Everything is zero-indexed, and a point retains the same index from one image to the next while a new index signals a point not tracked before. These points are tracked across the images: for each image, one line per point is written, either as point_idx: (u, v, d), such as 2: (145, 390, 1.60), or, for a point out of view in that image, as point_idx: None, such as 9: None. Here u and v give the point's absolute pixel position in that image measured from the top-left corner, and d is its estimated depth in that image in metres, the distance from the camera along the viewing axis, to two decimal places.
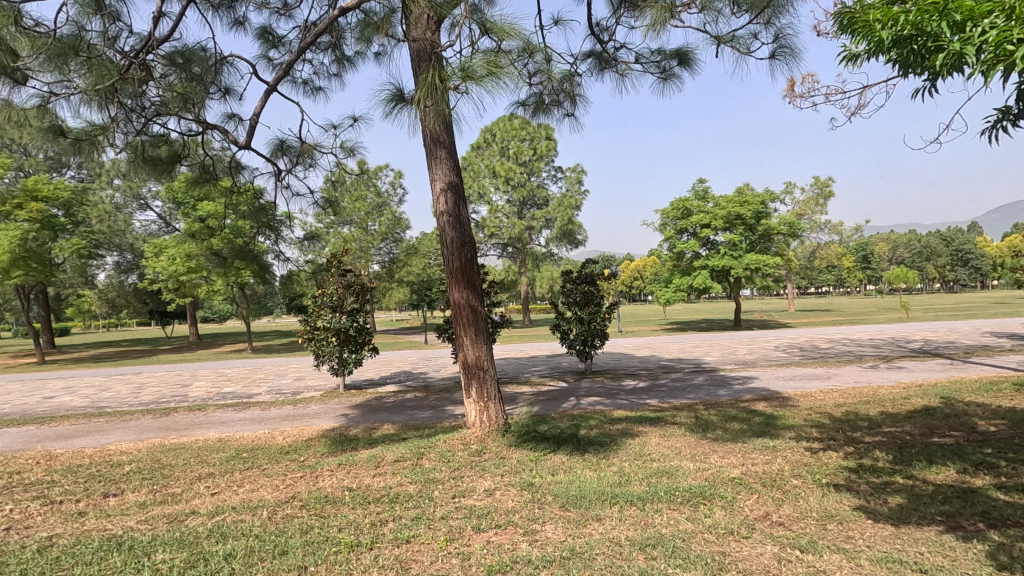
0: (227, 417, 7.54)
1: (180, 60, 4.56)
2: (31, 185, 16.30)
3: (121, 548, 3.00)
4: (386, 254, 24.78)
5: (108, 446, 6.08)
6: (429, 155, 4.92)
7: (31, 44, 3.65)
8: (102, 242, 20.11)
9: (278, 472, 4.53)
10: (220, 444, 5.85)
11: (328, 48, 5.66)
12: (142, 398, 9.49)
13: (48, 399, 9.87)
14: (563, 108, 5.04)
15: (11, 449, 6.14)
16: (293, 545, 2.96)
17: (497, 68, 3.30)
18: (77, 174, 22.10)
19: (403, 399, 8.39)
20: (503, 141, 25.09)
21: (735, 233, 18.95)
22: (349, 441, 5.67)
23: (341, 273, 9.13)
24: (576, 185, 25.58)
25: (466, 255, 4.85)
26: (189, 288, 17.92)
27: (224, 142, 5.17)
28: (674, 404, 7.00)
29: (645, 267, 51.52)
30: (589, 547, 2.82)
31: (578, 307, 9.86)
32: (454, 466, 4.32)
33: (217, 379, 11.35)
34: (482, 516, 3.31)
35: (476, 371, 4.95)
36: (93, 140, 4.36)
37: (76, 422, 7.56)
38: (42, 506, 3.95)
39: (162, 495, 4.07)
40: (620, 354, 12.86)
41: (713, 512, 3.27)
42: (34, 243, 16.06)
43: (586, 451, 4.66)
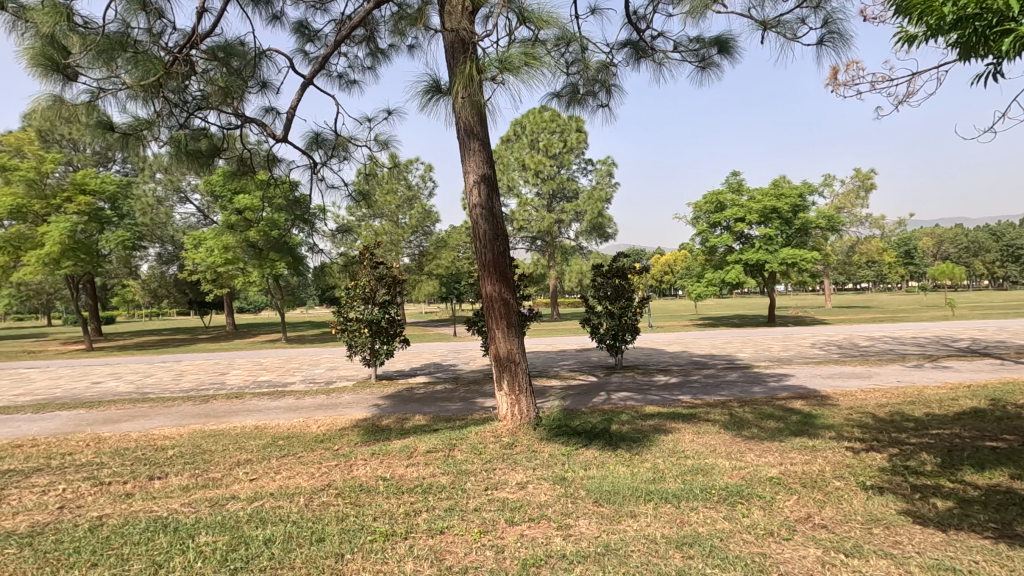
0: (263, 405, 7.74)
1: (222, 55, 4.66)
2: (80, 179, 17.01)
3: (167, 530, 3.10)
4: (416, 247, 24.98)
5: (152, 431, 6.30)
6: (463, 147, 4.90)
7: (81, 41, 3.76)
8: (144, 234, 20.87)
9: (312, 460, 4.62)
10: (257, 432, 5.99)
11: (362, 41, 5.70)
12: (183, 385, 9.82)
13: (96, 384, 10.30)
14: (598, 98, 4.96)
15: (63, 431, 6.42)
16: (330, 532, 3.01)
17: (534, 58, 3.26)
18: (123, 168, 22.96)
19: (433, 390, 8.47)
20: (533, 133, 24.97)
21: (771, 227, 18.44)
22: (382, 431, 5.76)
23: (373, 266, 9.27)
24: (606, 178, 25.33)
25: (498, 248, 4.84)
26: (227, 279, 18.46)
27: (262, 135, 5.27)
28: (707, 400, 6.88)
29: (677, 261, 50.92)
30: (624, 543, 2.79)
31: (608, 302, 9.75)
32: (486, 458, 4.32)
33: (254, 368, 11.68)
34: (515, 509, 3.31)
35: (507, 364, 4.94)
36: (138, 135, 4.49)
37: (122, 407, 7.88)
38: (93, 486, 4.13)
39: (203, 480, 4.19)
40: (650, 349, 12.71)
41: (751, 511, 3.20)
42: (83, 235, 16.76)
43: (618, 447, 4.60)
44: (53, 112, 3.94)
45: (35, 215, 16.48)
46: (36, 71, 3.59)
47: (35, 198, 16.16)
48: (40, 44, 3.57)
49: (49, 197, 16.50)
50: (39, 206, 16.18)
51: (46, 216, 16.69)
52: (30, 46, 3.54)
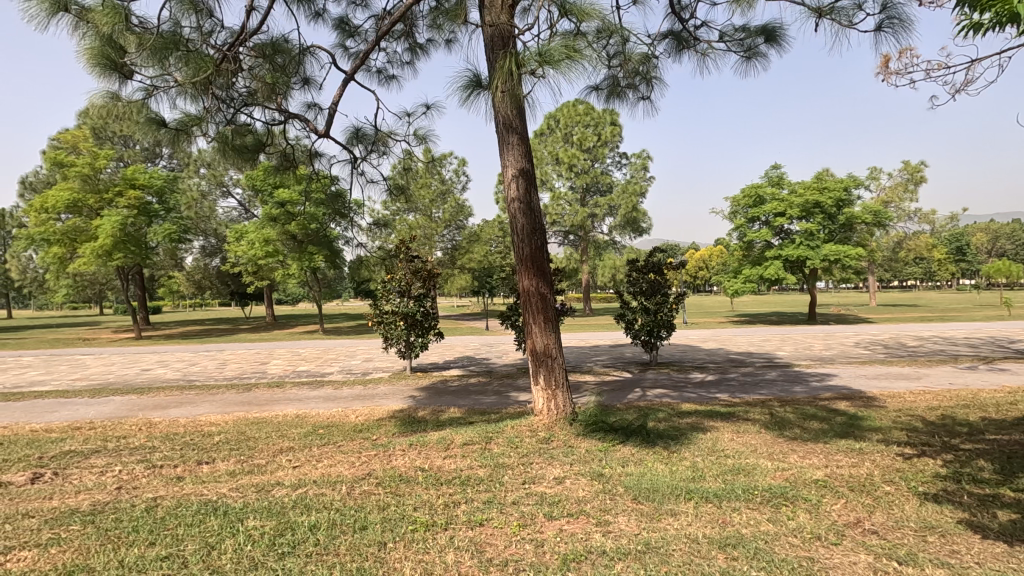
0: (303, 395, 7.95)
1: (268, 52, 4.77)
2: (131, 174, 17.74)
3: (217, 513, 3.21)
4: (449, 241, 25.17)
5: (198, 417, 6.54)
6: (502, 141, 4.89)
7: (137, 41, 3.90)
8: (189, 227, 21.63)
9: (353, 449, 4.72)
10: (298, 420, 6.15)
11: (402, 37, 5.74)
12: (227, 373, 10.17)
13: (146, 371, 10.75)
14: (638, 91, 4.87)
15: (117, 416, 6.74)
16: (371, 520, 3.06)
17: (575, 52, 3.21)
18: (170, 164, 23.85)
19: (467, 383, 8.55)
20: (567, 127, 24.83)
21: (813, 223, 17.87)
22: (419, 422, 5.83)
23: (409, 259, 9.38)
24: (641, 172, 24.96)
25: (536, 242, 4.83)
26: (267, 272, 18.98)
27: (304, 131, 5.37)
28: (746, 399, 6.73)
29: (712, 257, 50.12)
30: (665, 542, 2.75)
31: (644, 297, 9.62)
32: (523, 452, 4.33)
33: (293, 358, 12.00)
34: (554, 503, 3.31)
35: (544, 359, 4.94)
36: (188, 131, 4.64)
37: (171, 393, 8.21)
38: (146, 469, 4.32)
39: (249, 466, 4.33)
40: (685, 346, 12.50)
41: (797, 514, 3.12)
42: (133, 228, 17.49)
43: (656, 444, 4.54)
44: (110, 108, 4.11)
45: (89, 209, 17.28)
46: (94, 70, 3.74)
47: (90, 192, 16.98)
48: (99, 43, 3.72)
49: (102, 191, 17.27)
50: (93, 200, 16.97)
51: (100, 210, 17.47)
52: (88, 46, 3.69)
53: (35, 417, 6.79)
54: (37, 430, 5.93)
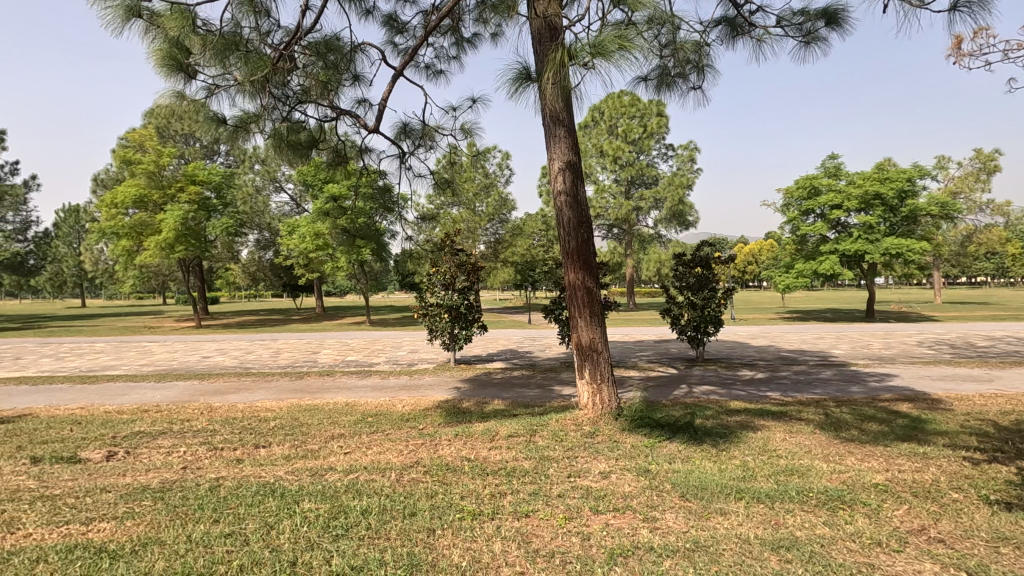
0: (352, 383, 8.21)
1: (322, 50, 4.90)
2: (191, 171, 18.64)
3: (275, 494, 3.37)
4: (492, 235, 25.32)
5: (255, 403, 6.86)
6: (548, 134, 4.87)
7: (200, 42, 4.09)
8: (245, 221, 22.58)
9: (400, 437, 4.84)
10: (347, 408, 6.36)
11: (448, 31, 5.79)
12: (281, 361, 10.60)
13: (206, 358, 11.33)
14: (689, 81, 4.76)
15: (181, 399, 7.15)
16: (421, 507, 3.14)
17: (627, 42, 3.15)
18: (227, 160, 24.91)
19: (511, 376, 8.62)
20: (612, 118, 24.51)
21: (872, 215, 16.99)
22: (463, 413, 5.91)
23: (454, 253, 9.49)
24: (688, 164, 24.35)
25: (582, 235, 4.80)
26: (318, 264, 19.58)
27: (355, 127, 5.50)
28: (799, 398, 6.51)
29: (761, 251, 48.76)
30: (715, 541, 2.70)
31: (691, 292, 9.38)
32: (567, 445, 4.33)
33: (342, 348, 12.38)
34: (600, 498, 3.29)
35: (589, 353, 4.91)
36: (246, 128, 4.82)
37: (229, 379, 8.64)
38: (208, 450, 4.56)
39: (303, 450, 4.51)
40: (733, 343, 12.18)
41: (855, 518, 2.99)
42: (194, 222, 18.38)
43: (704, 441, 4.45)
44: (178, 108, 4.34)
45: (154, 204, 18.29)
46: (162, 70, 3.95)
47: (155, 188, 17.97)
48: (166, 46, 3.91)
49: (165, 188, 18.23)
50: (157, 195, 17.95)
51: (164, 205, 18.45)
52: (157, 48, 3.89)
53: (108, 399, 7.28)
54: (110, 412, 6.36)
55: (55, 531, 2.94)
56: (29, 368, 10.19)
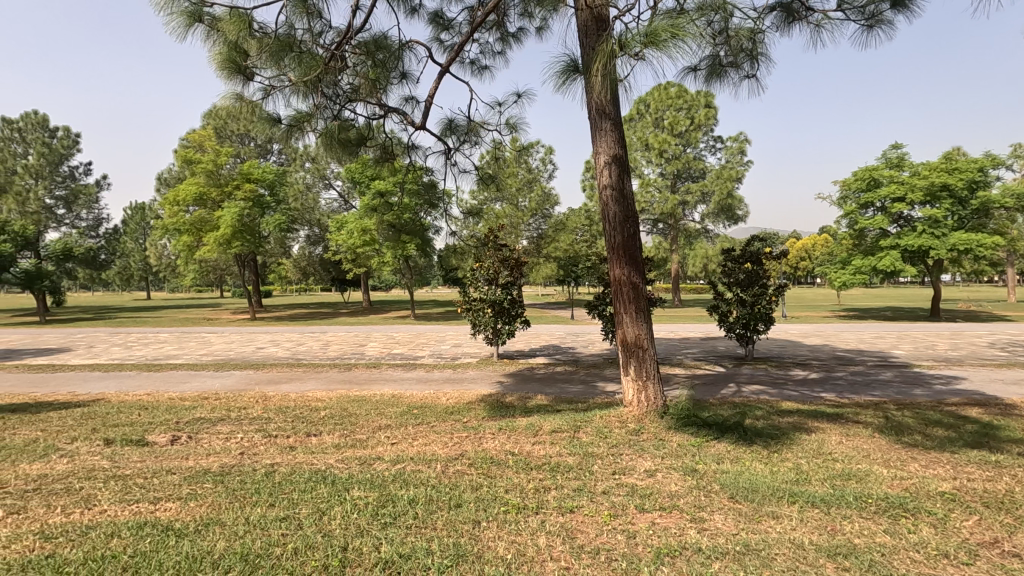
0: (398, 376, 8.39)
1: (372, 49, 5.00)
2: (246, 169, 19.45)
3: (326, 481, 3.48)
4: (535, 230, 25.31)
5: (307, 392, 7.11)
6: (594, 127, 4.81)
7: (257, 45, 4.25)
8: (296, 217, 23.39)
9: (446, 430, 4.91)
10: (394, 400, 6.51)
11: (493, 27, 5.79)
12: (330, 353, 10.95)
13: (260, 349, 11.82)
14: (742, 69, 4.59)
15: (238, 388, 7.49)
16: (466, 499, 3.18)
17: (680, 31, 3.07)
18: (280, 159, 25.85)
19: (554, 371, 8.60)
20: (658, 111, 24.02)
21: (939, 208, 16.00)
22: (507, 408, 5.95)
23: (498, 248, 9.53)
24: (737, 156, 23.60)
25: (629, 230, 4.73)
26: (365, 259, 20.09)
27: (403, 124, 5.59)
28: (856, 400, 6.22)
29: (816, 246, 46.94)
30: (767, 545, 2.62)
31: (740, 288, 9.08)
32: (612, 442, 4.29)
33: (388, 342, 12.67)
34: (645, 496, 3.25)
35: (635, 350, 4.85)
36: (299, 127, 4.97)
37: (282, 370, 8.98)
38: (264, 437, 4.76)
39: (352, 440, 4.64)
40: (784, 341, 11.75)
41: (919, 528, 2.84)
42: (249, 218, 19.14)
43: (754, 442, 4.31)
44: (236, 108, 4.52)
45: (213, 201, 19.18)
46: (222, 73, 4.13)
47: (213, 186, 18.85)
48: (226, 49, 4.08)
49: (223, 186, 19.09)
50: (215, 193, 18.82)
51: (221, 202, 19.31)
52: (218, 51, 4.07)
53: (172, 386, 7.71)
54: (174, 398, 6.73)
55: (127, 508, 3.14)
56: (102, 356, 10.90)
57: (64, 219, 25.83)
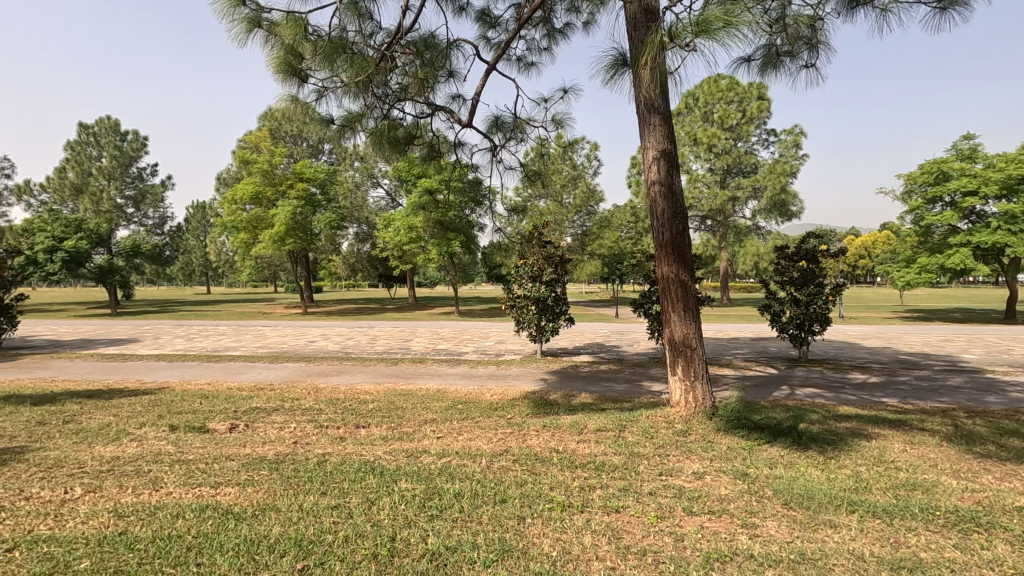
0: (443, 371, 8.52)
1: (420, 48, 5.07)
2: (299, 169, 20.14)
3: (375, 472, 3.57)
4: (579, 227, 25.16)
5: (355, 385, 7.33)
6: (642, 122, 4.72)
7: (312, 47, 4.38)
8: (346, 215, 24.08)
9: (490, 426, 4.94)
10: (439, 394, 6.61)
11: (540, 23, 5.76)
12: (377, 348, 11.22)
13: (312, 342, 12.24)
14: (799, 59, 4.40)
15: (290, 379, 7.79)
16: (511, 495, 3.19)
17: (733, 19, 2.98)
18: (331, 158, 26.64)
19: (598, 370, 8.53)
20: (707, 104, 23.39)
21: (1016, 202, 14.91)
22: (551, 405, 5.93)
23: (542, 245, 9.52)
24: (792, 150, 22.70)
25: (678, 226, 4.63)
26: (411, 256, 20.47)
27: (449, 122, 5.65)
28: (921, 406, 5.88)
29: (877, 243, 44.78)
30: (824, 555, 2.52)
31: (794, 287, 8.72)
32: (658, 443, 4.21)
33: (433, 337, 12.87)
34: (693, 498, 3.18)
35: (682, 349, 4.75)
36: (350, 127, 5.10)
37: (332, 363, 9.28)
38: (315, 428, 4.93)
39: (399, 433, 4.75)
40: (842, 343, 11.22)
41: (993, 544, 2.66)
42: (302, 217, 19.81)
43: (809, 447, 4.14)
44: (292, 110, 4.68)
45: (268, 200, 19.98)
46: (278, 75, 4.29)
47: (268, 185, 19.63)
48: (282, 53, 4.24)
49: (277, 185, 19.85)
50: (270, 192, 19.61)
51: (275, 201, 20.09)
52: (275, 55, 4.23)
53: (230, 377, 8.08)
54: (232, 388, 7.07)
55: (190, 491, 3.31)
56: (167, 347, 11.55)
57: (133, 217, 27.46)
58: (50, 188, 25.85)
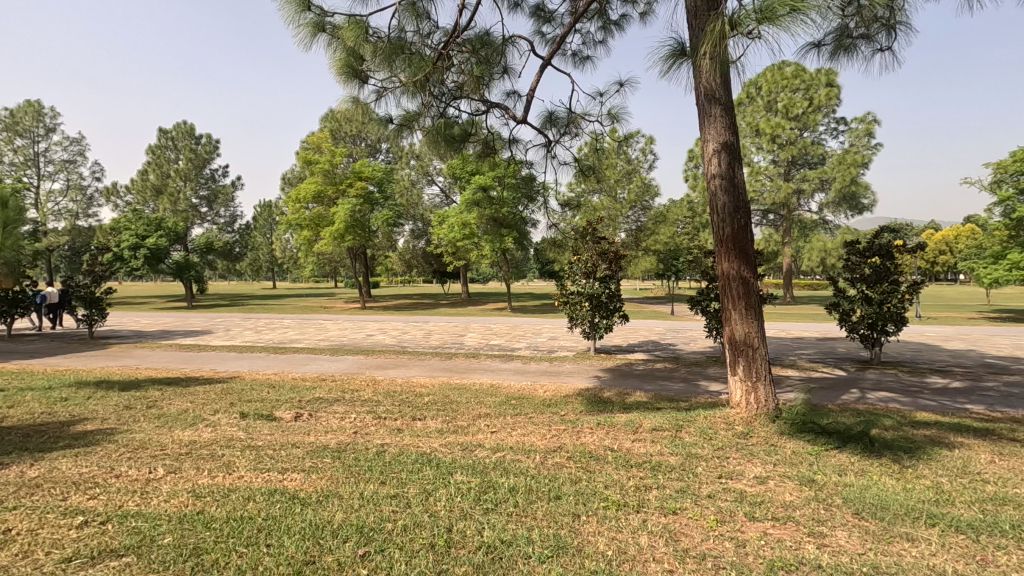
0: (496, 366, 8.59)
1: (476, 46, 5.11)
2: (358, 168, 20.77)
3: (431, 464, 3.65)
4: (634, 222, 24.76)
5: (411, 378, 7.52)
6: (702, 114, 4.57)
7: (372, 49, 4.52)
8: (402, 212, 24.69)
9: (543, 422, 4.95)
10: (492, 389, 6.68)
11: (595, 15, 5.68)
12: (433, 342, 11.45)
13: (370, 336, 12.64)
14: (875, 42, 4.13)
15: (350, 371, 8.07)
16: (565, 492, 3.18)
17: (802, 2, 2.84)
18: (388, 157, 27.34)
19: (653, 368, 8.36)
20: (771, 93, 22.42)
21: None
22: (605, 403, 5.86)
23: (596, 241, 9.41)
24: (864, 139, 21.40)
25: (740, 221, 4.46)
26: (465, 252, 20.72)
27: (504, 118, 5.67)
28: (1011, 415, 5.41)
29: (960, 238, 41.59)
30: (899, 569, 2.37)
31: (866, 285, 8.23)
32: (717, 444, 4.09)
33: (487, 332, 12.98)
34: (755, 504, 3.06)
35: (744, 349, 4.58)
36: (407, 126, 5.21)
37: (389, 356, 9.53)
38: (373, 418, 5.09)
39: (453, 426, 4.82)
40: (920, 345, 10.48)
41: None
42: (360, 214, 20.46)
43: (882, 454, 3.90)
44: (353, 110, 4.84)
45: (329, 198, 20.74)
46: (341, 77, 4.46)
47: (329, 184, 20.39)
48: (344, 55, 4.40)
49: (338, 184, 20.57)
50: (331, 190, 20.35)
51: (336, 199, 20.82)
52: (337, 57, 4.40)
53: (294, 368, 8.47)
54: (296, 378, 7.40)
55: (260, 476, 3.50)
56: (237, 338, 12.22)
57: (206, 216, 29.18)
58: (134, 189, 27.87)
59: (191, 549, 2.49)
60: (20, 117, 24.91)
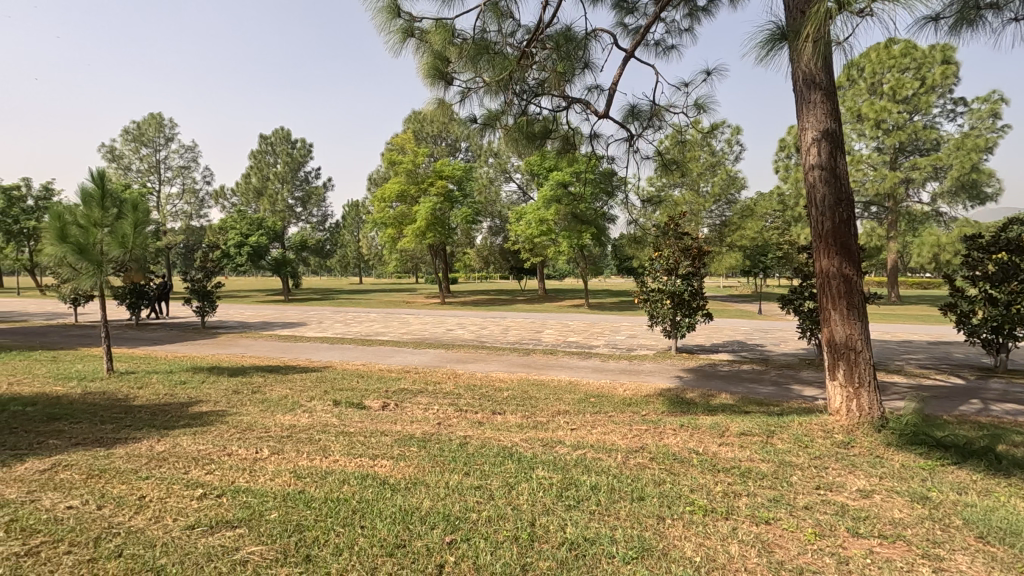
0: (574, 363, 8.54)
1: (558, 42, 5.09)
2: (439, 167, 21.39)
3: (513, 459, 3.69)
4: (718, 217, 23.83)
5: (490, 373, 7.64)
6: (801, 100, 4.29)
7: (457, 51, 4.66)
8: (480, 209, 25.16)
9: (624, 421, 4.87)
10: (571, 386, 6.67)
11: (681, 3, 5.48)
12: (511, 338, 11.58)
13: (450, 331, 12.98)
14: (1007, 11, 3.69)
15: (431, 364, 8.36)
16: (649, 493, 3.11)
17: None
18: (468, 155, 27.93)
19: (739, 369, 7.98)
20: (875, 75, 20.63)
21: None
22: (688, 404, 5.68)
23: (679, 237, 9.11)
24: (987, 120, 19.19)
25: (842, 214, 4.15)
26: (541, 249, 20.75)
27: (585, 113, 5.61)
28: None
29: None
30: None
31: (989, 284, 7.39)
32: (814, 453, 3.84)
33: (564, 329, 12.94)
34: (859, 519, 2.84)
35: (845, 352, 4.26)
36: (490, 124, 5.29)
37: (469, 351, 9.76)
38: (455, 411, 5.23)
39: (533, 422, 4.86)
40: None
41: None
42: (441, 212, 21.10)
43: (1013, 474, 3.48)
44: (438, 112, 5.00)
45: (411, 198, 21.52)
46: (428, 79, 4.63)
47: (412, 183, 21.18)
48: (432, 58, 4.58)
49: (420, 183, 21.31)
50: (413, 189, 21.11)
51: (418, 198, 21.55)
52: (425, 60, 4.59)
53: (381, 359, 8.88)
54: (382, 370, 7.76)
55: (353, 461, 3.71)
56: (329, 331, 12.99)
57: (301, 216, 31.22)
58: (239, 191, 30.38)
59: (294, 525, 2.69)
60: (144, 129, 27.89)
